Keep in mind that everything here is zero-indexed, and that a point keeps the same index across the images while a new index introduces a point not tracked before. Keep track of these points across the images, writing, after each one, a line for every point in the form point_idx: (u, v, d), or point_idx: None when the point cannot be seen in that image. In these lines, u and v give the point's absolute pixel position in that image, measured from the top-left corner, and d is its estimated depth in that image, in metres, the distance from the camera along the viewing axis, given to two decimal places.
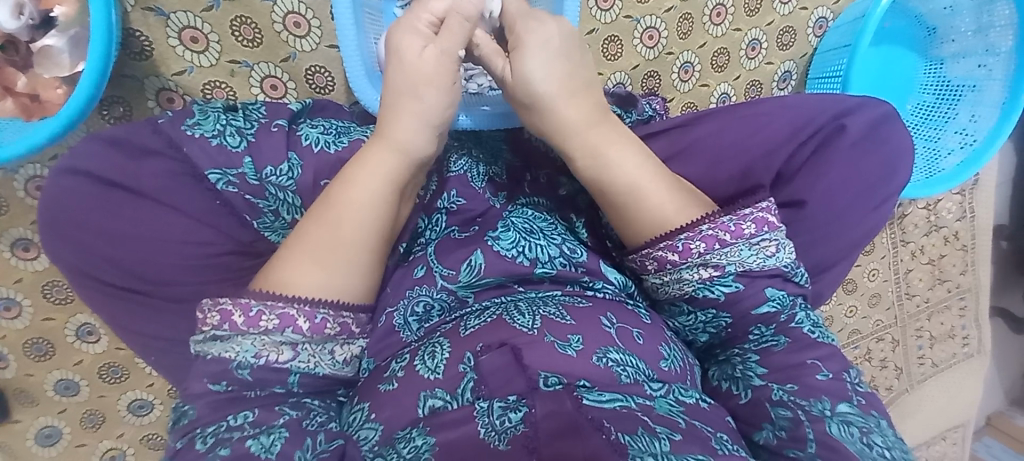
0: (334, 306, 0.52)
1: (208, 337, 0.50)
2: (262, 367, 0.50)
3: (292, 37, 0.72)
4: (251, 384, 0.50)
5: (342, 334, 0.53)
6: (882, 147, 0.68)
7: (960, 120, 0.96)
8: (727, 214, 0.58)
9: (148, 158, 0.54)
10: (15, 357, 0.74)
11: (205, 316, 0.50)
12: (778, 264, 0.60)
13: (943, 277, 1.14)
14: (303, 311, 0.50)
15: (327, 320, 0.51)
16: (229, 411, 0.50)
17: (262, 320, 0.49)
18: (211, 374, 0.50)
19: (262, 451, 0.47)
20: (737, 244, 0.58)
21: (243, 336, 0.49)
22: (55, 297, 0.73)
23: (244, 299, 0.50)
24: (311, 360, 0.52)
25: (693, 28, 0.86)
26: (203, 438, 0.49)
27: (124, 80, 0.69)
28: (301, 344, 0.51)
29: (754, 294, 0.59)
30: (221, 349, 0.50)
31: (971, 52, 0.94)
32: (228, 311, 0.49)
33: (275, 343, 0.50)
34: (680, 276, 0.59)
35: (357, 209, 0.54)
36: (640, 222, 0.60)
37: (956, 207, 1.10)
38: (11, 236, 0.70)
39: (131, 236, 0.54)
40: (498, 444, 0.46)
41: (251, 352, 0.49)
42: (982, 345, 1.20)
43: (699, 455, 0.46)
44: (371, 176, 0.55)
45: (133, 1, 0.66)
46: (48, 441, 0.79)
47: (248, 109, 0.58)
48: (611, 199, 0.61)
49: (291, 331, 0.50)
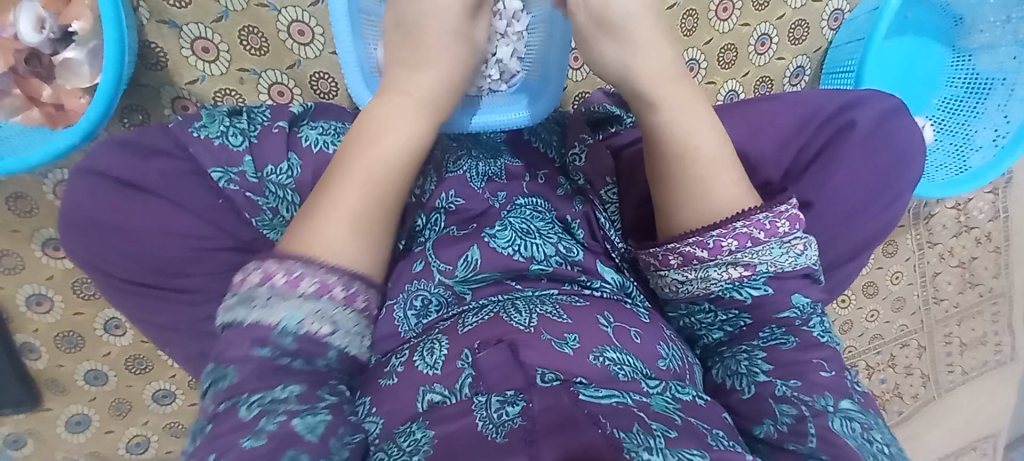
0: (365, 281, 0.53)
1: (244, 299, 0.49)
2: (305, 338, 0.49)
3: (296, 45, 0.74)
4: (291, 353, 0.49)
5: (369, 312, 0.53)
6: (894, 142, 0.66)
7: (990, 115, 0.91)
8: (763, 211, 0.57)
9: (155, 157, 0.57)
10: (47, 348, 0.80)
11: (245, 276, 0.50)
12: (807, 263, 0.60)
13: (974, 281, 1.08)
14: (342, 282, 0.51)
15: (360, 295, 0.52)
16: (275, 382, 0.48)
17: (301, 283, 0.49)
18: (254, 339, 0.48)
19: (307, 432, 0.46)
20: (770, 243, 0.57)
21: (286, 301, 0.49)
22: (84, 292, 0.78)
23: (287, 262, 0.50)
24: (346, 340, 0.52)
25: (699, 24, 0.84)
26: (246, 406, 0.47)
27: (142, 89, 0.72)
28: (339, 320, 0.51)
29: (780, 298, 0.59)
30: (260, 314, 0.48)
31: (1003, 43, 0.89)
32: (269, 270, 0.49)
33: (317, 315, 0.49)
34: (706, 274, 0.58)
35: (350, 194, 0.55)
36: (687, 211, 0.59)
37: (988, 207, 1.04)
38: (42, 235, 0.75)
39: (136, 231, 0.57)
40: (495, 437, 0.45)
41: (293, 320, 0.49)
42: (1016, 352, 1.13)
43: (694, 449, 0.46)
44: (344, 165, 0.56)
45: (148, 15, 0.69)
46: (78, 427, 0.85)
47: (253, 112, 0.61)
48: (666, 182, 0.60)
49: (328, 300, 0.50)
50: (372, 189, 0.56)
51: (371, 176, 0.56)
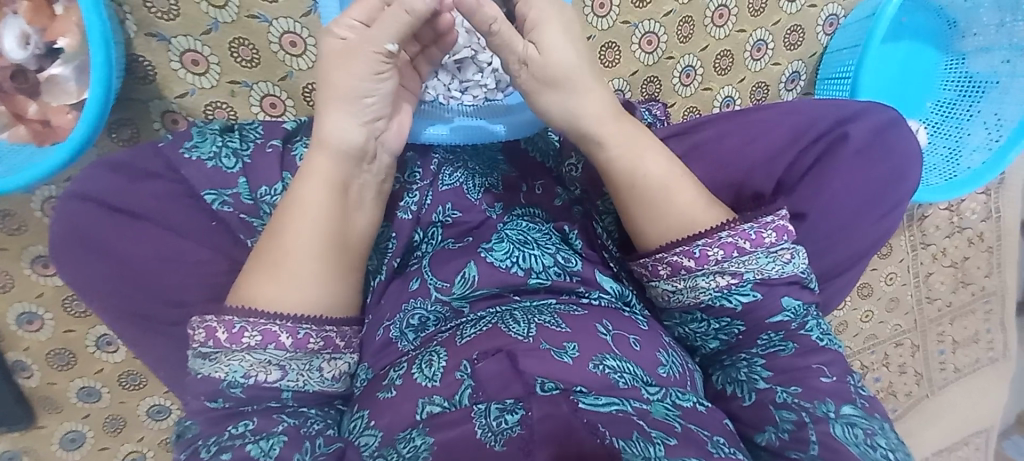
0: (317, 321, 0.54)
1: (197, 355, 0.52)
2: (253, 386, 0.51)
3: (288, 56, 0.73)
4: (245, 401, 0.52)
5: (326, 349, 0.54)
6: (888, 155, 0.66)
7: (983, 117, 0.92)
8: (748, 222, 0.57)
9: (148, 181, 0.57)
10: (39, 366, 0.79)
11: (193, 332, 0.52)
12: (796, 270, 0.59)
13: (967, 280, 1.09)
14: (286, 327, 0.52)
15: (310, 336, 0.53)
16: (229, 424, 0.52)
17: (244, 336, 0.51)
18: (206, 393, 0.51)
19: (262, 455, 0.49)
20: (756, 253, 0.57)
21: (229, 356, 0.51)
22: (75, 310, 0.77)
23: (228, 316, 0.51)
24: (300, 378, 0.53)
25: (695, 31, 0.83)
26: (206, 447, 0.50)
27: (132, 103, 0.71)
28: (288, 363, 0.52)
29: (771, 302, 0.58)
30: (210, 369, 0.51)
31: (995, 46, 0.90)
32: (212, 328, 0.51)
33: (262, 363, 0.51)
34: (695, 283, 0.58)
35: (310, 229, 0.54)
36: (667, 222, 0.60)
37: (981, 208, 1.05)
38: (32, 253, 0.74)
39: (131, 257, 0.56)
40: (492, 445, 0.46)
41: (239, 373, 0.51)
42: (1007, 349, 1.15)
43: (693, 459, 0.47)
44: (311, 189, 0.55)
45: (136, 28, 0.67)
46: (72, 444, 0.84)
47: (245, 129, 0.60)
48: (643, 194, 0.60)
49: (274, 348, 0.51)
50: (336, 224, 0.55)
51: (332, 211, 0.55)
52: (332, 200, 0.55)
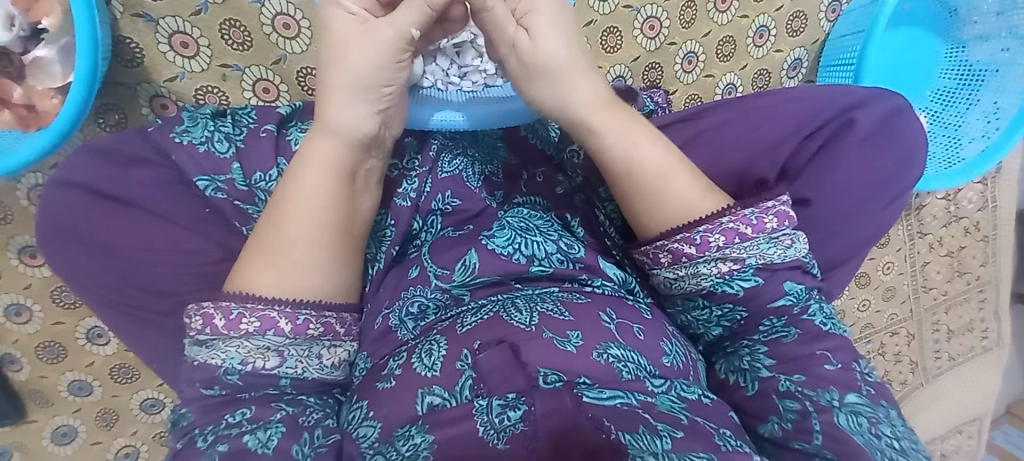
0: (315, 307, 0.52)
1: (194, 343, 0.50)
2: (249, 373, 0.50)
3: (282, 39, 0.71)
4: (241, 387, 0.50)
5: (326, 335, 0.53)
6: (893, 142, 0.66)
7: (983, 106, 0.92)
8: (748, 207, 0.57)
9: (137, 166, 0.55)
10: (28, 359, 0.77)
11: (189, 321, 0.50)
12: (798, 255, 0.59)
13: (962, 269, 1.10)
14: (285, 313, 0.50)
15: (309, 321, 0.52)
16: (225, 412, 0.50)
17: (241, 323, 0.49)
18: (203, 380, 0.50)
19: (259, 446, 0.47)
20: (758, 238, 0.57)
21: (226, 342, 0.49)
22: (64, 302, 0.75)
23: (223, 302, 0.49)
24: (299, 366, 0.52)
25: (697, 16, 0.82)
26: (203, 436, 0.49)
27: (117, 87, 0.69)
28: (286, 349, 0.51)
29: (772, 288, 0.58)
30: (207, 356, 0.49)
31: (994, 34, 0.90)
32: (210, 314, 0.49)
33: (260, 349, 0.50)
34: (696, 270, 0.58)
35: (304, 217, 0.52)
36: (668, 207, 0.58)
37: (978, 197, 1.06)
38: (18, 243, 0.72)
39: (119, 244, 0.55)
40: (497, 444, 0.46)
41: (236, 359, 0.49)
42: (1000, 338, 1.17)
43: (700, 453, 0.46)
44: (312, 177, 0.53)
45: (122, 8, 0.65)
46: (63, 439, 0.82)
47: (237, 114, 0.58)
48: (639, 181, 0.59)
49: (273, 334, 0.50)
50: (333, 211, 0.53)
51: (325, 197, 0.53)
52: (335, 185, 0.53)
